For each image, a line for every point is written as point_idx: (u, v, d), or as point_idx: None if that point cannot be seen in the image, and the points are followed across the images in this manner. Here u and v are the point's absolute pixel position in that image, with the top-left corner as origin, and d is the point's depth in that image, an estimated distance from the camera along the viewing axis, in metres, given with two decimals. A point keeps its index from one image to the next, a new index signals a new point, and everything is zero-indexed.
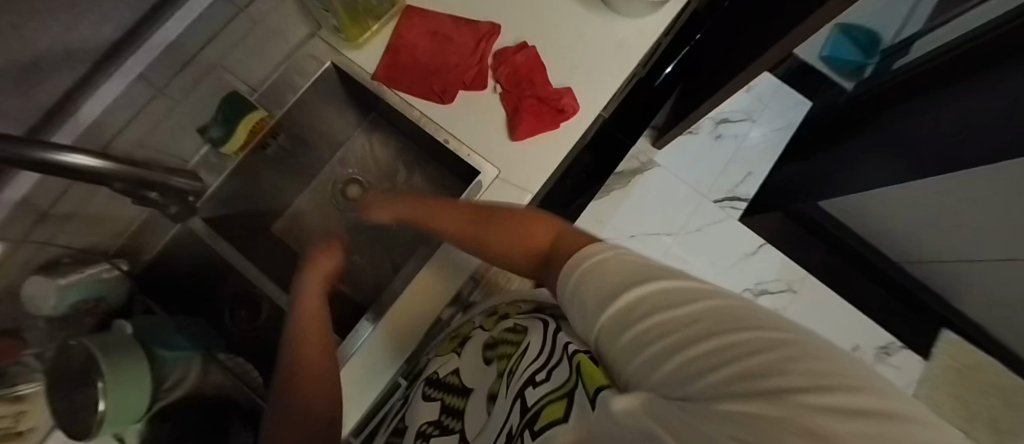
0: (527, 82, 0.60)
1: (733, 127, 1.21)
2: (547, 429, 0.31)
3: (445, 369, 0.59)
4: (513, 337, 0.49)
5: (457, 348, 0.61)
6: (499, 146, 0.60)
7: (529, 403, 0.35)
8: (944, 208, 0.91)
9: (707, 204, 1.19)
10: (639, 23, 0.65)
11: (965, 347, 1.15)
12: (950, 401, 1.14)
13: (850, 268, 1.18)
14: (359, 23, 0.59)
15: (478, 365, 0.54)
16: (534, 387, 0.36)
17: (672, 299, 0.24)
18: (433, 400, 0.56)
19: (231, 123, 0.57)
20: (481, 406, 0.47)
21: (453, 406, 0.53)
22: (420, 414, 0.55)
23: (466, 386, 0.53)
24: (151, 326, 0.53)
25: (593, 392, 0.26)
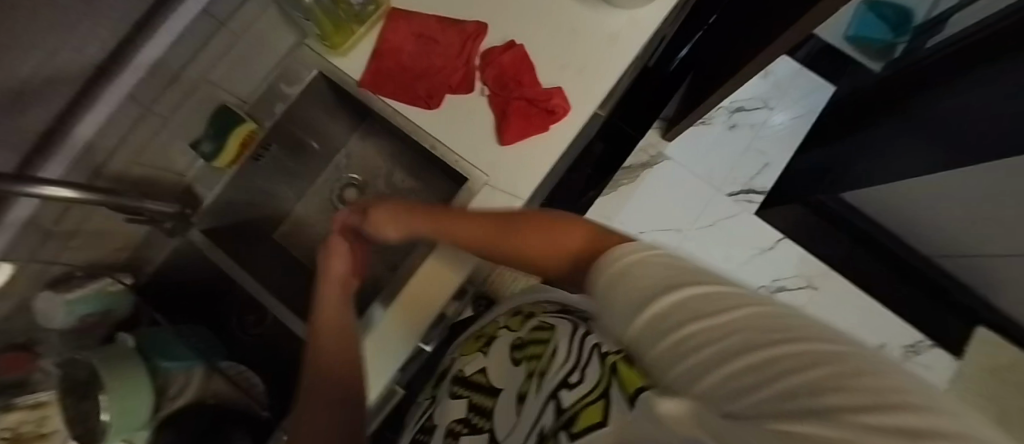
0: (514, 83, 0.58)
1: (748, 115, 1.15)
2: (585, 434, 0.31)
3: (472, 368, 0.56)
4: (543, 334, 0.49)
5: (482, 348, 0.58)
6: (487, 151, 0.58)
7: (565, 404, 0.36)
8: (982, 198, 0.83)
9: (720, 198, 1.14)
10: (633, 15, 0.61)
11: (1002, 344, 1.08)
12: (986, 403, 1.07)
13: (876, 262, 1.11)
14: (343, 30, 0.58)
15: (505, 364, 0.52)
16: (568, 389, 0.38)
17: (716, 302, 0.23)
18: (461, 399, 0.53)
19: (222, 136, 0.58)
20: (512, 401, 0.46)
21: (483, 405, 0.49)
22: (449, 413, 0.53)
23: (495, 385, 0.51)
24: (153, 338, 0.55)
25: (631, 392, 0.29)
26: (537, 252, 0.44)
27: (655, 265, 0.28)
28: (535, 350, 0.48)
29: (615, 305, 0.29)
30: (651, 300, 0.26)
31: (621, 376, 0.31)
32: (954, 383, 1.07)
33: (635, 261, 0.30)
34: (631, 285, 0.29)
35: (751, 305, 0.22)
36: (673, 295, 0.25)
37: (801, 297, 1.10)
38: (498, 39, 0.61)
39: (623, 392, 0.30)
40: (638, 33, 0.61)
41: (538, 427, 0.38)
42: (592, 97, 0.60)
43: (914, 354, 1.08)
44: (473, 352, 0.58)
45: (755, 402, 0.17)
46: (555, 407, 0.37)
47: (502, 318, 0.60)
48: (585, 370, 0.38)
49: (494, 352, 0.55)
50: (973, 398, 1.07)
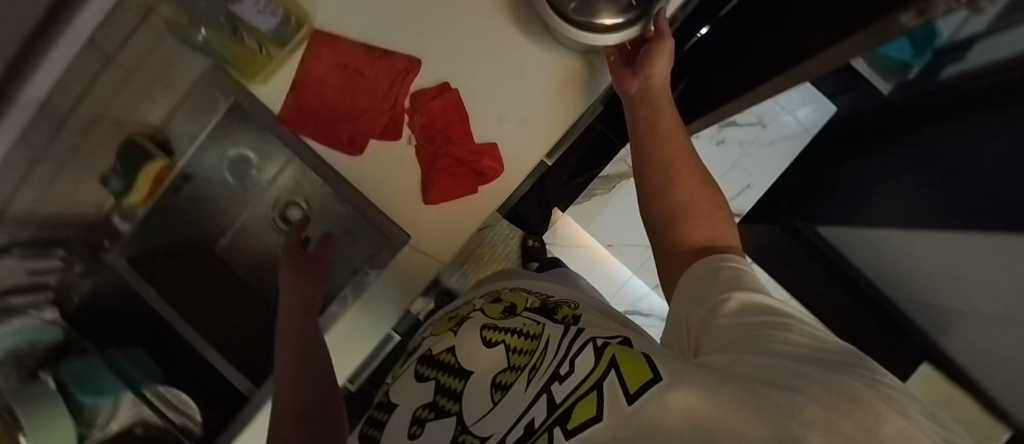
0: (443, 136, 0.54)
1: (739, 130, 1.07)
2: (579, 433, 0.26)
3: (441, 346, 0.45)
4: (527, 331, 0.39)
5: (455, 325, 0.48)
6: (412, 208, 0.55)
7: (558, 399, 0.28)
8: (949, 261, 0.80)
9: None
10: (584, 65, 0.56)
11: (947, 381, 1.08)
12: None
13: (839, 293, 1.11)
14: (256, 60, 0.52)
15: (474, 345, 0.42)
16: (560, 381, 0.30)
17: (789, 319, 0.32)
18: (426, 380, 0.42)
19: (131, 175, 0.55)
20: (486, 388, 0.36)
21: (449, 386, 0.39)
22: (411, 398, 0.41)
23: (464, 366, 0.40)
24: (80, 368, 0.56)
25: (635, 389, 0.26)
26: (692, 220, 0.45)
27: (745, 280, 0.37)
28: (523, 351, 0.37)
29: (700, 295, 0.37)
30: (751, 298, 0.34)
31: (623, 369, 0.28)
32: None
33: (731, 269, 0.38)
34: (722, 281, 0.37)
35: (829, 342, 0.30)
36: (751, 300, 0.34)
37: None
38: (432, 81, 0.55)
39: (624, 387, 0.26)
40: (586, 86, 0.56)
41: (522, 423, 0.29)
42: (528, 158, 0.56)
43: None
44: (444, 331, 0.48)
45: (789, 366, 0.26)
46: (546, 402, 0.29)
47: (482, 301, 0.51)
48: (571, 364, 0.30)
49: (467, 330, 0.45)
50: None
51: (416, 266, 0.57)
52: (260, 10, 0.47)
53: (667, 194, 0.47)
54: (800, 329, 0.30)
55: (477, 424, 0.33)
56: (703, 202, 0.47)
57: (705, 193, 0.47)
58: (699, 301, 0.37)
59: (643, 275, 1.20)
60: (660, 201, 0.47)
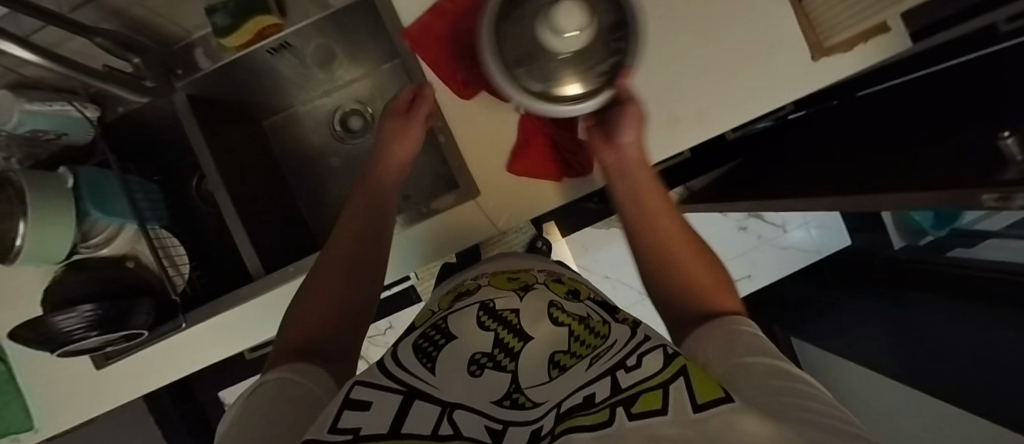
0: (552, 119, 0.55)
1: (760, 222, 1.14)
2: (639, 418, 0.17)
3: (503, 302, 0.39)
4: (596, 325, 0.35)
5: (517, 290, 0.42)
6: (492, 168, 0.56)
7: (624, 384, 0.21)
8: (900, 414, 0.90)
9: None
10: (709, 113, 0.55)
11: None
12: None
13: None
14: None
15: (540, 315, 0.37)
16: (625, 371, 0.23)
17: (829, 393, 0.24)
18: (484, 324, 0.36)
19: (238, 17, 0.52)
20: (545, 359, 0.31)
21: (508, 343, 0.33)
22: (465, 332, 0.34)
23: (525, 330, 0.34)
24: (96, 175, 0.52)
25: (704, 399, 0.17)
26: (692, 282, 0.42)
27: (765, 347, 0.30)
28: (589, 341, 0.32)
29: (720, 355, 0.31)
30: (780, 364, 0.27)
31: (695, 380, 0.20)
32: None
33: (747, 336, 0.33)
34: (737, 351, 0.31)
35: None
36: (783, 368, 0.27)
37: None
38: None
39: (692, 395, 0.18)
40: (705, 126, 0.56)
41: (579, 394, 0.23)
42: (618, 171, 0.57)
43: None
44: (504, 289, 0.42)
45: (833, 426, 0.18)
46: (610, 384, 0.22)
47: (542, 275, 0.47)
48: (641, 358, 0.24)
49: (534, 297, 0.40)
50: None
51: (471, 223, 0.59)
52: None
53: (665, 262, 0.45)
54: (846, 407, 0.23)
55: (533, 388, 0.28)
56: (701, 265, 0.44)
57: (701, 257, 0.45)
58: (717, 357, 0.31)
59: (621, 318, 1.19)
60: (663, 271, 0.44)
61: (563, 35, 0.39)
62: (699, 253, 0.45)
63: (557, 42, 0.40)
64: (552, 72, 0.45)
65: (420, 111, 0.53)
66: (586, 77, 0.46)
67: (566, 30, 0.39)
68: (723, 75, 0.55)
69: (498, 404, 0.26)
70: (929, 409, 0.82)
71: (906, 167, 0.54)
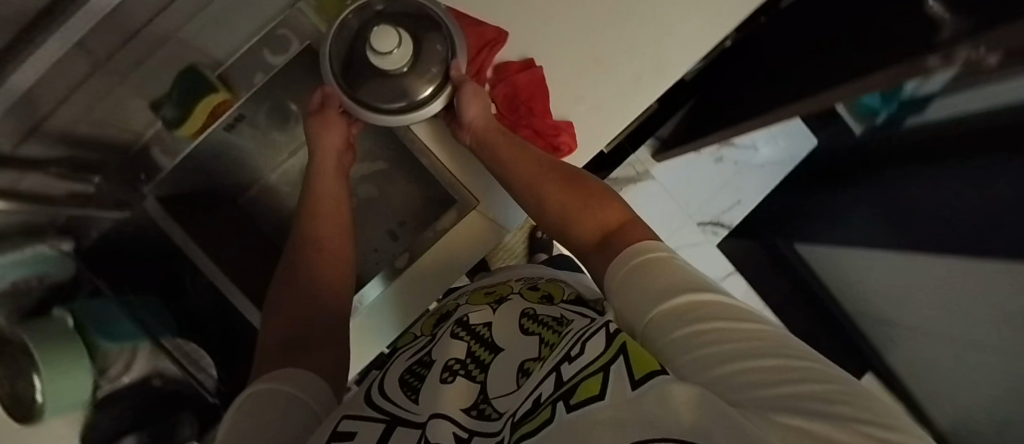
0: (524, 109, 0.56)
1: (735, 150, 1.20)
2: (579, 410, 0.17)
3: (478, 317, 0.46)
4: (559, 325, 0.38)
5: (492, 303, 0.49)
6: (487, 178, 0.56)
7: (566, 377, 0.21)
8: (904, 287, 0.94)
9: (690, 226, 1.20)
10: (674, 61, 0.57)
11: (883, 391, 1.26)
12: None
13: (805, 305, 1.25)
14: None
15: (511, 329, 0.42)
16: (568, 362, 0.23)
17: (737, 318, 0.24)
18: (459, 340, 0.42)
19: (187, 105, 0.53)
20: (515, 370, 0.35)
21: (480, 356, 0.39)
22: (445, 350, 0.41)
23: (497, 343, 0.40)
24: (89, 307, 0.50)
25: (641, 374, 0.17)
26: (578, 218, 0.42)
27: (677, 275, 0.29)
28: (549, 340, 0.36)
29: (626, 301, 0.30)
30: (692, 296, 0.27)
31: (630, 351, 0.19)
32: None
33: (657, 263, 0.31)
34: (641, 291, 0.29)
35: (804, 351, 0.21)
36: (701, 299, 0.26)
37: None
38: (523, 56, 0.57)
39: (628, 371, 0.18)
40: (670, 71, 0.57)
41: (530, 397, 0.24)
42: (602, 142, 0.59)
43: None
44: (480, 304, 0.50)
45: (762, 401, 0.17)
46: (553, 380, 0.22)
47: (518, 286, 0.53)
48: (585, 345, 0.24)
49: (505, 309, 0.46)
50: None
51: (477, 236, 0.59)
52: None
53: (553, 211, 0.45)
54: (762, 330, 0.23)
55: (500, 399, 0.32)
56: (585, 198, 0.44)
57: (581, 190, 0.45)
58: (629, 292, 0.31)
59: None
60: (555, 218, 0.45)
61: (386, 56, 0.48)
62: (603, 199, 0.43)
63: (382, 61, 0.49)
64: (401, 87, 0.51)
65: (331, 132, 0.55)
66: (432, 80, 0.53)
67: (384, 48, 0.48)
68: (667, 17, 0.56)
69: (467, 414, 0.31)
70: (926, 274, 0.86)
71: (851, 54, 0.57)
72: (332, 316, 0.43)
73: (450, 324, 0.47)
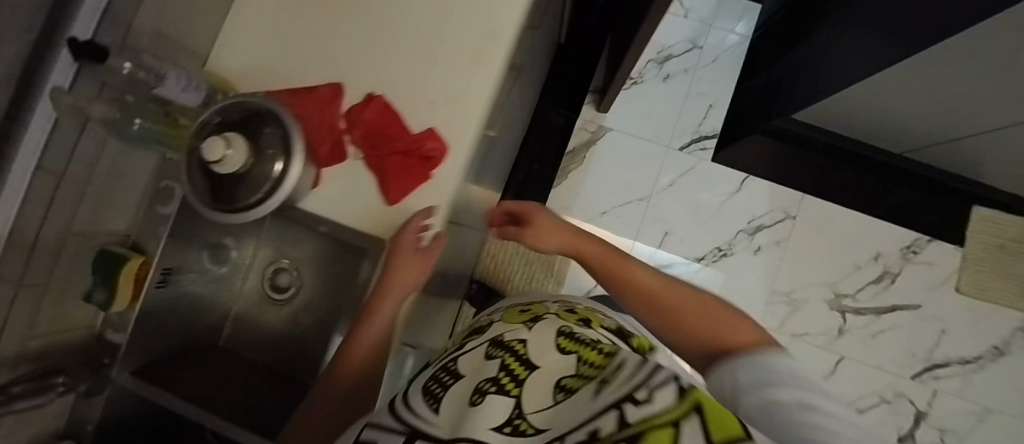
0: (383, 138, 0.54)
1: (678, 61, 1.11)
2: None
3: (511, 336, 0.50)
4: (600, 348, 0.45)
5: (527, 322, 0.54)
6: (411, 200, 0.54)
7: (629, 419, 0.26)
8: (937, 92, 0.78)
9: (674, 154, 1.08)
10: (499, 20, 0.55)
11: (1005, 218, 1.03)
12: (999, 285, 1.02)
13: (853, 172, 1.06)
14: (179, 125, 0.55)
15: (548, 349, 0.46)
16: (636, 404, 0.28)
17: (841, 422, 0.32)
18: (493, 359, 0.45)
19: (108, 283, 0.54)
20: (551, 386, 0.39)
21: (515, 372, 0.41)
22: (470, 367, 0.45)
23: (532, 360, 0.43)
24: None
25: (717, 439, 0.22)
26: (691, 325, 0.49)
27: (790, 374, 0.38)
28: (589, 370, 0.41)
29: (744, 380, 0.40)
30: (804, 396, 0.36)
31: (709, 418, 0.24)
32: (960, 272, 1.02)
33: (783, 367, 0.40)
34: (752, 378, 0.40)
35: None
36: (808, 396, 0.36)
37: (782, 232, 1.05)
38: (360, 98, 0.57)
39: (707, 435, 0.22)
40: (504, 32, 0.55)
41: (583, 429, 0.28)
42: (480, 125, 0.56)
43: (912, 254, 1.03)
44: (516, 323, 0.54)
45: None
46: (615, 418, 0.27)
47: (556, 307, 0.60)
48: (654, 393, 0.29)
49: (540, 327, 0.51)
50: (985, 285, 1.02)
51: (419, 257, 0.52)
52: (182, 87, 0.51)
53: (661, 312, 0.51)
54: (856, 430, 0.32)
55: (534, 414, 0.35)
56: (698, 311, 0.49)
57: (696, 303, 0.51)
58: (748, 372, 0.41)
59: (650, 230, 1.06)
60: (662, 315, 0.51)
61: (220, 163, 0.46)
62: (727, 317, 0.48)
63: (223, 169, 0.47)
64: (256, 181, 0.49)
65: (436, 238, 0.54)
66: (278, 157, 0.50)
67: (217, 155, 0.45)
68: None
69: (501, 431, 0.32)
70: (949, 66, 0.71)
71: None
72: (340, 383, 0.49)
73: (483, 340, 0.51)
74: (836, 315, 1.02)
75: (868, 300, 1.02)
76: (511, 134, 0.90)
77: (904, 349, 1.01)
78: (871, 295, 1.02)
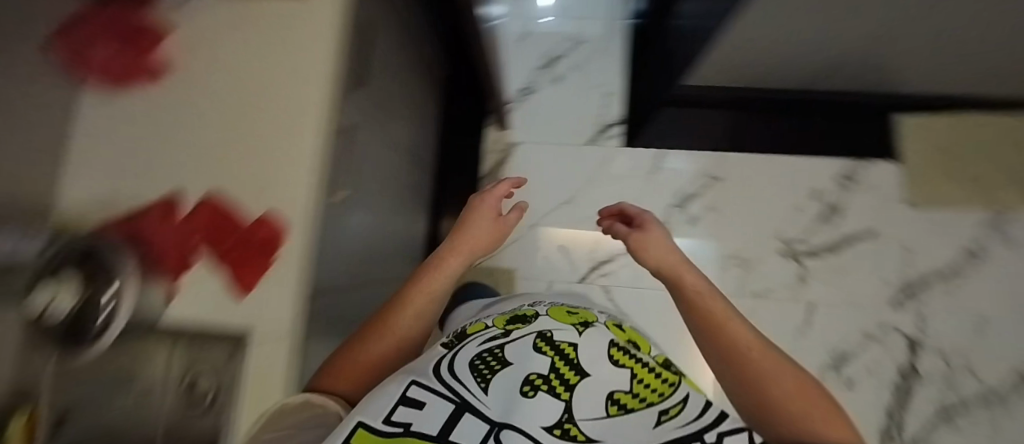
0: (193, 230, 0.39)
1: (565, 61, 1.12)
2: None
3: (564, 337, 0.47)
4: (664, 375, 0.42)
5: (578, 325, 0.50)
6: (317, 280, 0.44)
7: None
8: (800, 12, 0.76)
9: (585, 151, 1.08)
10: (311, 46, 0.42)
11: (932, 120, 0.98)
12: (950, 191, 0.97)
13: (763, 118, 1.04)
14: None
15: (602, 358, 0.43)
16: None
17: None
18: (544, 356, 0.43)
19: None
20: (602, 395, 0.38)
21: (566, 375, 0.40)
22: (528, 360, 0.42)
23: (582, 366, 0.41)
24: None
25: None
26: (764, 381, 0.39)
27: None
28: (647, 397, 0.38)
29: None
30: None
31: None
32: (906, 187, 0.98)
33: None
34: None
35: None
36: None
37: (712, 197, 1.02)
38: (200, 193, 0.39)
39: None
40: None
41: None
42: (331, 188, 0.44)
43: (850, 183, 0.99)
44: (568, 323, 0.50)
45: None
46: None
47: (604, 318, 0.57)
48: (723, 437, 0.33)
49: (592, 334, 0.48)
50: (936, 193, 0.97)
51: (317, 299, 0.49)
52: None
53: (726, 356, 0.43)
54: None
55: (587, 422, 0.35)
56: (776, 375, 0.39)
57: (780, 368, 0.40)
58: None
59: (581, 230, 1.04)
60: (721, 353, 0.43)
61: (49, 312, 0.33)
62: (809, 397, 0.38)
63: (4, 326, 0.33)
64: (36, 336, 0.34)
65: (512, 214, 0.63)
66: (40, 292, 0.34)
67: None
68: None
69: (548, 430, 0.33)
70: None
71: None
72: (349, 352, 0.46)
73: (530, 332, 0.48)
74: (793, 264, 0.98)
75: (819, 240, 0.98)
76: (411, 178, 0.90)
77: (875, 280, 0.96)
78: (821, 236, 0.98)
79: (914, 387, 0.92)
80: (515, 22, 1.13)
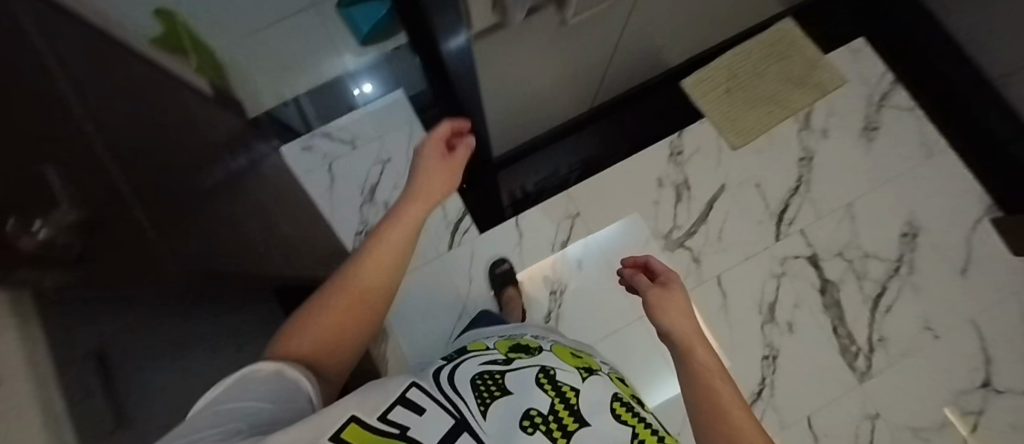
0: None
1: (383, 185, 1.06)
2: None
3: (563, 375, 0.40)
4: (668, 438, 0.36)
5: (581, 366, 0.44)
6: None
7: None
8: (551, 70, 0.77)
9: (449, 259, 1.00)
10: None
11: (711, 71, 1.06)
12: (759, 119, 1.04)
13: None
14: None
15: (605, 407, 0.37)
16: None
17: None
18: (544, 390, 0.37)
19: None
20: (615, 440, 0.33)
21: (569, 420, 0.33)
22: (526, 389, 0.36)
23: (585, 412, 0.35)
24: None
25: None
26: None
27: None
28: None
29: None
30: None
31: None
32: (724, 135, 1.04)
33: None
34: None
35: None
36: None
37: (581, 234, 1.01)
38: None
39: None
40: None
41: None
42: None
43: (680, 156, 1.03)
44: (569, 362, 0.45)
45: None
46: None
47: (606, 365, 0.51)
48: None
49: (594, 379, 0.41)
50: (748, 127, 1.04)
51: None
52: None
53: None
54: None
55: None
56: None
57: None
58: None
59: None
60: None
61: None
62: None
63: None
64: None
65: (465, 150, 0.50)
66: None
67: None
68: None
69: None
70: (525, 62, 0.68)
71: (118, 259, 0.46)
72: (313, 321, 0.38)
73: (533, 365, 0.42)
74: (681, 251, 0.98)
75: (688, 220, 1.00)
76: None
77: (752, 225, 0.99)
78: (687, 214, 1.00)
79: (839, 296, 0.95)
80: (317, 174, 1.07)
